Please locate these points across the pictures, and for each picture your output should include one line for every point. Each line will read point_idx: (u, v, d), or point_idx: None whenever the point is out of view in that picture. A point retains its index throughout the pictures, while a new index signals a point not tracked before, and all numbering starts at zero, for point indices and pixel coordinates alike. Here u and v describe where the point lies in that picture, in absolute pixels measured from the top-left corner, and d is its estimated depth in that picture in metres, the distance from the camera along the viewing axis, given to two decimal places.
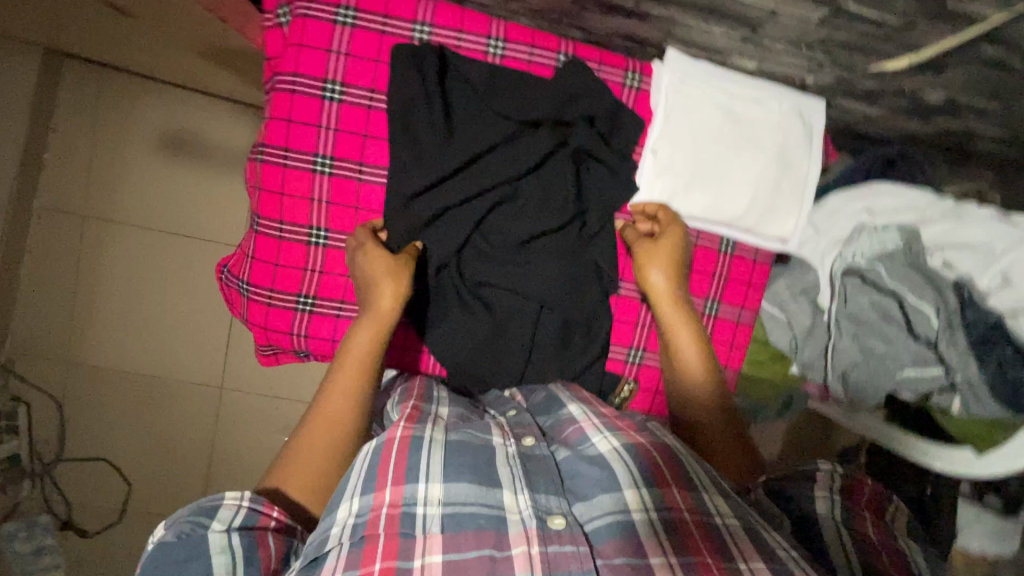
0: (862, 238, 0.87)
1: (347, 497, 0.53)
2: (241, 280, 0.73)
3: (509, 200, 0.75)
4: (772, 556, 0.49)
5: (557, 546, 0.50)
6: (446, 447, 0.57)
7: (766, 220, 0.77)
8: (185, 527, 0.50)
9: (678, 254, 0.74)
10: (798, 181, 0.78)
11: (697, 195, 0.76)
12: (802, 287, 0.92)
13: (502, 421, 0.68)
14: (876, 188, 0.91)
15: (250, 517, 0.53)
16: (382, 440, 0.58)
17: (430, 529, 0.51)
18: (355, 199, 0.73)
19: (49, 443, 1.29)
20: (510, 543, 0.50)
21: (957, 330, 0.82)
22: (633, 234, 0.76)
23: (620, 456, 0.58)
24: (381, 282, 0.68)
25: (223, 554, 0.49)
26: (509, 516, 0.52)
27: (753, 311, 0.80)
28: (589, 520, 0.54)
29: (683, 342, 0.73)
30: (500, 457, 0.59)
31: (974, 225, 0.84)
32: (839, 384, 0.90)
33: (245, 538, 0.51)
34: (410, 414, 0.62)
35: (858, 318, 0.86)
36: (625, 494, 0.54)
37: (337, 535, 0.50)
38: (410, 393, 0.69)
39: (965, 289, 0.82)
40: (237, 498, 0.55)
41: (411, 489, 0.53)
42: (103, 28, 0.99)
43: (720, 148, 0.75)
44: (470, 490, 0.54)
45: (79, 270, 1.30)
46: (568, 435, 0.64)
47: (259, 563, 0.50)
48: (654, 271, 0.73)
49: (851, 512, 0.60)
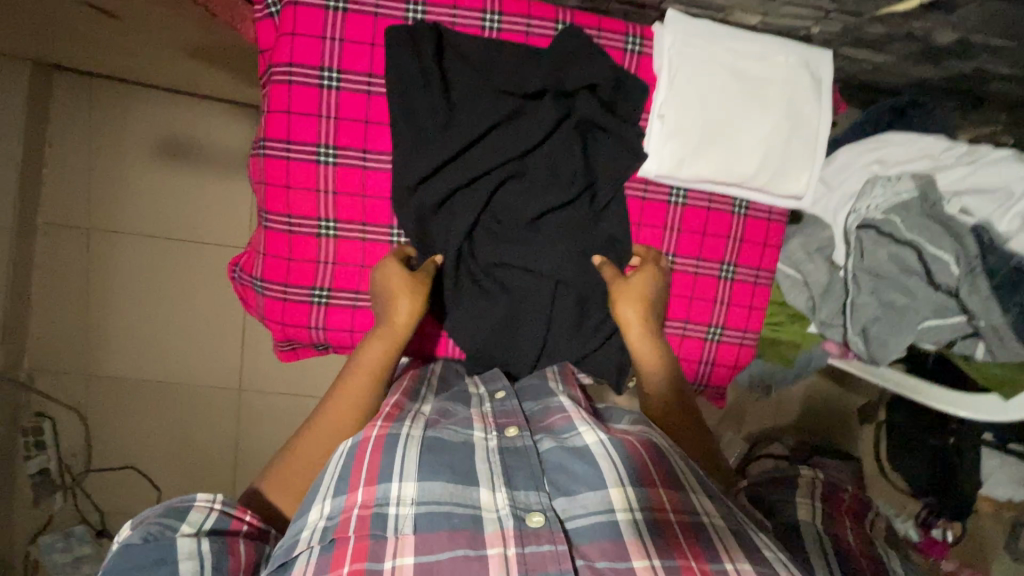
0: (876, 189, 0.86)
1: (320, 499, 0.56)
2: (254, 278, 0.73)
3: (517, 178, 0.74)
4: (759, 557, 0.53)
5: (534, 546, 0.52)
6: (421, 445, 0.60)
7: (780, 178, 0.76)
8: (153, 529, 0.52)
9: (650, 294, 0.73)
10: (810, 136, 0.76)
11: (709, 158, 0.74)
12: (818, 245, 0.89)
13: (486, 411, 0.69)
14: (887, 138, 0.89)
15: (221, 521, 0.55)
16: (359, 440, 0.60)
17: (402, 530, 0.52)
18: (362, 187, 0.72)
19: (76, 455, 1.32)
20: (486, 543, 0.52)
21: (979, 276, 0.81)
22: (609, 273, 0.74)
23: (608, 453, 0.61)
24: (397, 299, 0.69)
25: (191, 559, 0.51)
26: (485, 515, 0.55)
27: (770, 272, 0.81)
28: (569, 517, 0.56)
29: (654, 372, 0.73)
30: (479, 453, 0.61)
31: (992, 167, 0.83)
32: (860, 340, 0.88)
33: (214, 543, 0.53)
34: (391, 414, 0.64)
35: (876, 272, 0.85)
36: (609, 492, 0.57)
37: (307, 538, 0.52)
38: (398, 388, 0.71)
39: (985, 233, 0.80)
40: (209, 500, 0.56)
41: (383, 489, 0.55)
42: (87, 34, 0.97)
43: (729, 108, 0.73)
44: (444, 488, 0.56)
45: (88, 283, 1.30)
46: (554, 423, 0.67)
47: (228, 570, 0.52)
48: (626, 309, 0.72)
49: (830, 516, 0.70)
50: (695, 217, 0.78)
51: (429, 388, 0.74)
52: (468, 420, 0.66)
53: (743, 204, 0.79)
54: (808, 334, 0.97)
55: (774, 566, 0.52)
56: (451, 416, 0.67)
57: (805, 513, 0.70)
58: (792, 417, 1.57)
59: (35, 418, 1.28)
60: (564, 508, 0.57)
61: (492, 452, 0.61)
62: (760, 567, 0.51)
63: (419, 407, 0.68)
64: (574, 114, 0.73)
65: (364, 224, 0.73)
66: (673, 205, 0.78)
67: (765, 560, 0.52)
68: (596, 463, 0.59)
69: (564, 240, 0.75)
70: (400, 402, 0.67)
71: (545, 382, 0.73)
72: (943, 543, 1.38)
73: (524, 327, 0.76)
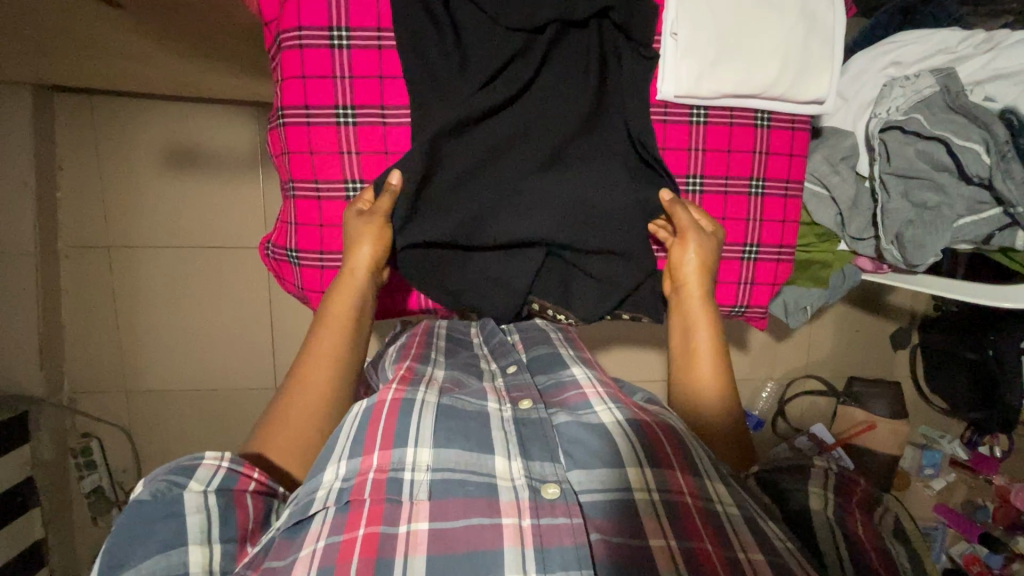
0: (895, 91, 0.85)
1: (334, 460, 0.56)
2: (290, 250, 0.77)
3: (536, 118, 0.75)
4: (770, 547, 0.53)
5: (549, 518, 0.53)
6: (436, 411, 0.62)
7: (800, 81, 0.76)
8: (161, 486, 0.52)
9: (710, 246, 0.78)
10: (826, 34, 0.76)
11: (725, 70, 0.74)
12: (842, 155, 0.88)
13: (499, 385, 0.74)
14: (898, 39, 0.89)
15: (229, 479, 0.55)
16: (372, 404, 0.62)
17: (416, 495, 0.54)
18: (383, 143, 0.74)
19: (127, 471, 1.37)
20: (502, 513, 0.53)
21: (1011, 159, 0.78)
22: (683, 215, 0.76)
23: (623, 428, 0.62)
24: (360, 242, 0.71)
25: (198, 514, 0.51)
26: (501, 484, 0.57)
27: (799, 183, 0.83)
28: (585, 489, 0.57)
29: (703, 336, 0.77)
30: (493, 422, 0.64)
31: (1012, 52, 0.82)
32: (895, 246, 0.87)
33: (221, 498, 0.53)
34: (404, 377, 0.68)
35: (907, 173, 0.84)
36: (627, 472, 0.58)
37: (322, 499, 0.53)
38: (406, 355, 0.76)
39: (1014, 116, 0.78)
40: (217, 457, 0.56)
41: (398, 455, 0.56)
42: (84, 45, 0.94)
43: (740, 16, 0.73)
44: (459, 456, 0.58)
45: (117, 302, 1.29)
46: (568, 398, 0.70)
47: (235, 522, 0.53)
48: (689, 253, 0.77)
49: (844, 508, 0.62)
50: (719, 135, 0.80)
51: (438, 353, 0.81)
52: (483, 391, 0.70)
53: (765, 116, 0.81)
54: (839, 252, 0.97)
55: (787, 556, 0.52)
56: (463, 385, 0.72)
57: (818, 502, 0.63)
58: (825, 349, 1.56)
59: (82, 439, 1.32)
60: (580, 480, 0.58)
61: (506, 422, 0.65)
62: (772, 556, 0.52)
63: (431, 370, 0.74)
64: (587, 41, 0.76)
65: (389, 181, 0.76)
66: (695, 124, 0.79)
67: (778, 551, 0.52)
68: (613, 438, 0.61)
69: (589, 171, 0.76)
70: (412, 366, 0.72)
71: (553, 354, 0.81)
72: (992, 458, 1.38)
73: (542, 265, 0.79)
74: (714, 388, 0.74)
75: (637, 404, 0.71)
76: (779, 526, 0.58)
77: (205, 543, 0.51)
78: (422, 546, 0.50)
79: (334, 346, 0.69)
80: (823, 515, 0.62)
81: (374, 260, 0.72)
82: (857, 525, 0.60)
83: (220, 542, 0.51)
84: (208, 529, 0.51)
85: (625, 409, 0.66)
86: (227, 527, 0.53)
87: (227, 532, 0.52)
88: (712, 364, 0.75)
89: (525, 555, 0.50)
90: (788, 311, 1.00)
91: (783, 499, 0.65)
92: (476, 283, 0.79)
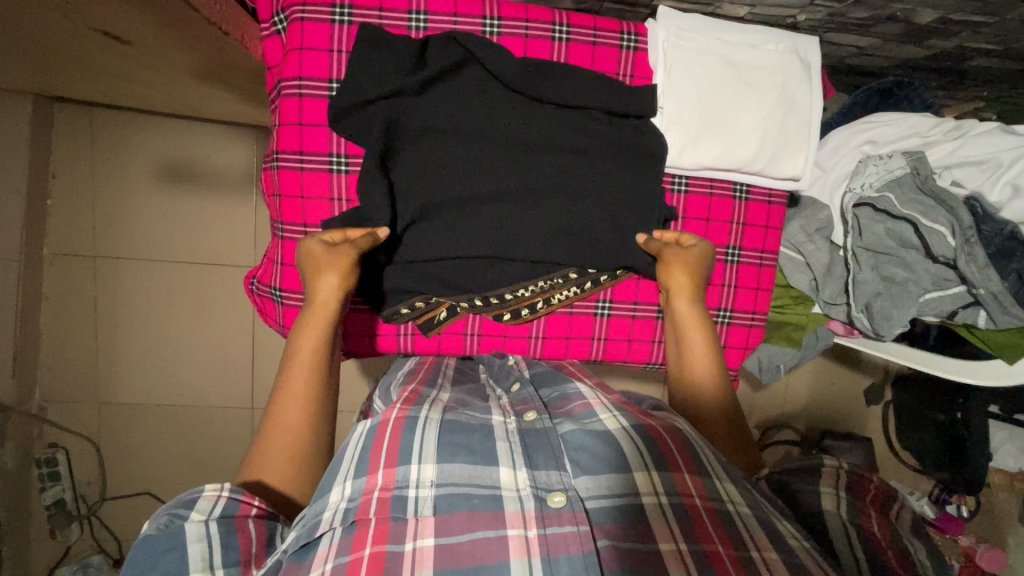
0: (868, 168, 0.89)
1: (339, 481, 0.56)
2: (274, 288, 0.84)
3: (524, 179, 0.79)
4: (784, 546, 0.52)
5: (556, 527, 0.52)
6: (439, 426, 0.62)
7: (777, 160, 0.82)
8: (164, 519, 0.52)
9: (699, 261, 0.79)
10: (803, 118, 0.83)
11: (708, 144, 0.81)
12: (816, 226, 0.93)
13: (504, 402, 0.74)
14: (874, 119, 0.93)
15: (230, 507, 0.54)
16: (377, 422, 0.63)
17: (421, 512, 0.53)
18: (351, 181, 0.81)
19: (92, 485, 1.32)
20: (507, 523, 0.53)
21: (975, 244, 0.81)
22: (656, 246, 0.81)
23: (629, 433, 0.62)
24: (324, 273, 0.70)
25: (200, 542, 0.50)
26: (505, 494, 0.56)
27: (773, 252, 0.91)
28: (591, 496, 0.57)
29: (693, 322, 0.78)
30: (498, 433, 0.64)
31: (981, 139, 0.84)
32: (863, 314, 0.91)
33: (222, 525, 0.52)
34: (408, 398, 0.68)
35: (874, 247, 0.88)
36: (633, 476, 0.58)
37: (329, 519, 0.52)
38: (414, 378, 0.78)
39: (977, 204, 0.83)
40: (217, 488, 0.55)
41: (403, 472, 0.56)
42: (102, 67, 0.93)
43: (723, 96, 0.80)
44: (465, 470, 0.57)
45: (98, 312, 1.28)
46: (574, 409, 0.70)
47: (238, 545, 0.52)
48: (676, 272, 0.79)
49: (860, 507, 0.62)
50: (699, 204, 0.87)
51: (445, 379, 0.82)
52: (488, 407, 0.71)
53: (743, 189, 0.89)
54: (812, 315, 1.01)
55: (803, 557, 0.51)
56: (468, 405, 0.72)
57: (831, 501, 0.64)
58: None
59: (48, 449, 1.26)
60: (587, 487, 0.57)
61: (512, 433, 0.64)
62: (789, 556, 0.51)
63: (437, 392, 0.74)
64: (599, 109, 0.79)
65: (342, 191, 0.81)
66: (677, 192, 0.86)
67: (793, 551, 0.52)
68: (618, 442, 0.61)
69: (566, 218, 0.81)
70: (417, 389, 0.72)
71: (557, 372, 0.83)
72: (958, 518, 1.36)
73: (512, 273, 0.83)
74: (710, 369, 0.76)
75: (643, 410, 0.72)
76: (795, 526, 0.56)
77: (207, 570, 0.49)
78: (428, 564, 0.49)
79: (311, 370, 0.67)
80: (836, 516, 0.62)
81: (341, 291, 0.71)
82: (874, 528, 0.60)
83: (223, 568, 0.50)
84: (210, 556, 0.50)
85: (629, 417, 0.66)
86: (229, 552, 0.51)
87: (229, 558, 0.50)
88: (710, 366, 0.76)
89: (532, 565, 0.49)
90: (762, 368, 1.07)
91: (797, 501, 0.65)
92: (438, 288, 0.82)
